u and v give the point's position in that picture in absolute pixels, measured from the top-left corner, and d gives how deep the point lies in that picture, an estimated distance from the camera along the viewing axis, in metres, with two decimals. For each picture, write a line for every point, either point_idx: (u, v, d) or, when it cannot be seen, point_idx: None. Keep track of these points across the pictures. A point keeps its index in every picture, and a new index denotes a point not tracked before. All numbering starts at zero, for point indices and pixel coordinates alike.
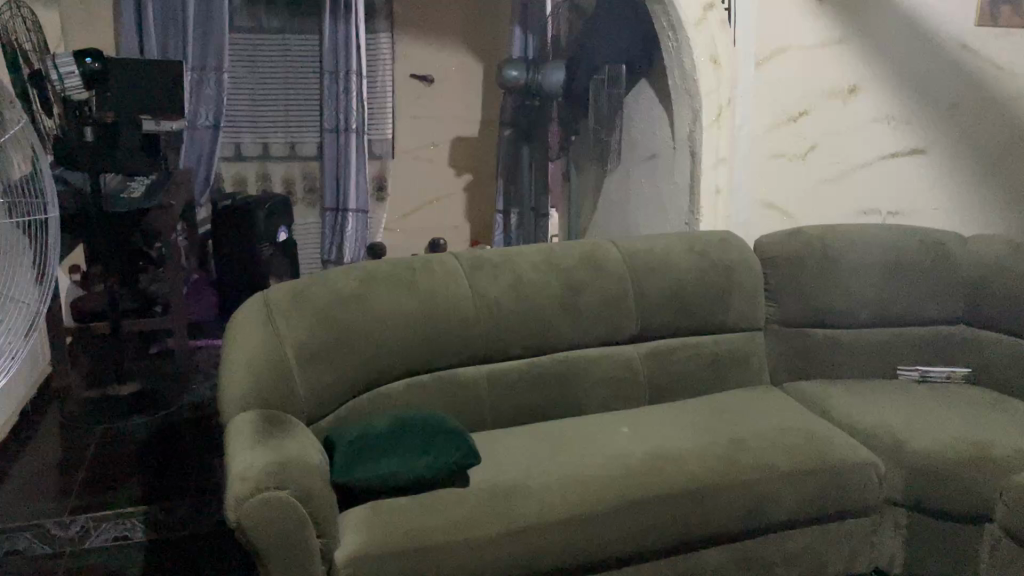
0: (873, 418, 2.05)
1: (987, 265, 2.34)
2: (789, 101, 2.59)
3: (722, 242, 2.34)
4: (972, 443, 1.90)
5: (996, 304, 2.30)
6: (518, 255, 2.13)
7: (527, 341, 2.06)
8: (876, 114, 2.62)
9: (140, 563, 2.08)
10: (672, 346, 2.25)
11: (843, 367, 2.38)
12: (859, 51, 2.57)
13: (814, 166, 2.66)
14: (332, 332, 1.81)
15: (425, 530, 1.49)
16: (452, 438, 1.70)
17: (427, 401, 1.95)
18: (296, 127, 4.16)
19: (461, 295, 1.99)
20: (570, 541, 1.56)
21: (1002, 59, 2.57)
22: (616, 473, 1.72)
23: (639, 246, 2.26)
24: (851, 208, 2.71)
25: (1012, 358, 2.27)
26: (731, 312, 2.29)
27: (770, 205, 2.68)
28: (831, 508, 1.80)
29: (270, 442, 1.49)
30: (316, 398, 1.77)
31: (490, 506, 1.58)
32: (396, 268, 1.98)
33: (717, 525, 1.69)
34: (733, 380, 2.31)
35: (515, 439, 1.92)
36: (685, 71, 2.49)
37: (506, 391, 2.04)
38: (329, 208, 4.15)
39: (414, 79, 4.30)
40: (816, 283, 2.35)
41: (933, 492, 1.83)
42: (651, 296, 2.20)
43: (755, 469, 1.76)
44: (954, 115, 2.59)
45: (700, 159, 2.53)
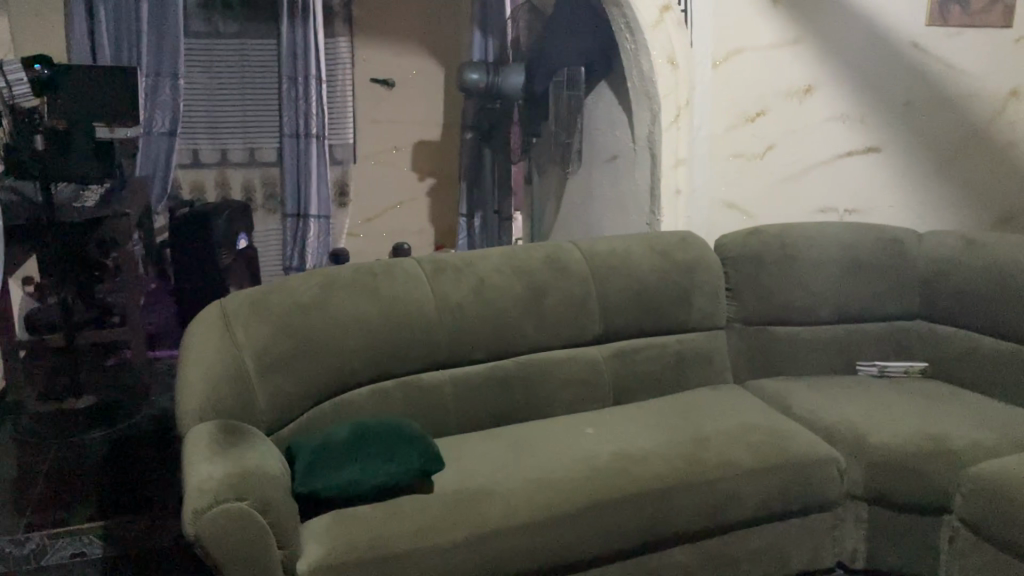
0: (833, 413, 2.08)
1: (942, 261, 2.39)
2: (746, 102, 2.60)
3: (683, 242, 2.36)
4: (929, 436, 1.93)
5: (950, 299, 2.35)
6: (481, 258, 2.13)
7: (492, 345, 2.05)
8: (832, 113, 2.66)
9: None
10: (636, 346, 2.25)
11: (804, 364, 2.41)
12: (814, 52, 2.60)
13: (772, 166, 2.67)
14: (292, 339, 1.79)
15: (389, 538, 1.48)
16: (415, 444, 1.69)
17: (390, 407, 1.93)
18: (255, 133, 4.11)
19: (424, 299, 1.98)
20: (537, 543, 1.55)
21: (951, 58, 2.64)
22: (581, 474, 1.72)
23: (601, 247, 2.26)
24: (810, 207, 2.74)
25: (967, 351, 2.31)
26: (694, 312, 2.31)
27: (730, 205, 2.69)
28: (795, 503, 1.82)
29: (229, 453, 1.47)
30: (277, 408, 1.74)
31: (455, 512, 1.57)
32: (357, 273, 1.97)
33: (683, 524, 1.70)
34: (697, 378, 2.33)
35: (480, 443, 1.91)
36: (644, 73, 2.51)
37: (470, 395, 2.03)
38: (290, 214, 4.09)
39: (374, 83, 4.27)
40: (776, 281, 2.37)
41: (894, 484, 1.85)
42: (614, 297, 2.20)
43: (718, 467, 1.77)
44: (908, 111, 2.66)
45: (659, 160, 2.55)
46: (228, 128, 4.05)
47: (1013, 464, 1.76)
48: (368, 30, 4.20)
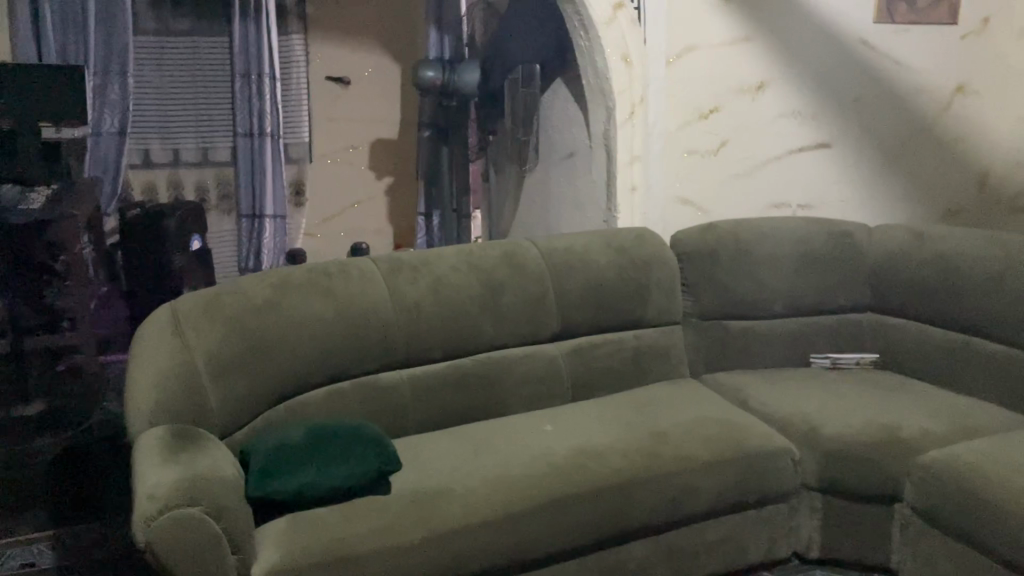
0: (788, 405, 2.11)
1: (891, 254, 2.44)
2: (699, 99, 2.63)
3: (638, 239, 2.38)
4: (881, 426, 1.97)
5: (899, 292, 2.40)
6: (437, 256, 2.12)
7: (449, 344, 2.04)
8: (783, 109, 2.69)
9: (56, 567, 1.96)
10: (594, 343, 2.26)
11: (758, 357, 2.44)
12: (766, 49, 2.63)
13: (725, 162, 2.70)
14: (245, 341, 1.76)
15: (347, 541, 1.46)
16: (372, 444, 1.68)
17: (348, 408, 1.91)
18: (208, 131, 4.03)
19: (380, 298, 1.97)
20: (495, 542, 1.55)
21: (898, 54, 2.69)
22: (540, 471, 1.72)
23: (558, 244, 2.27)
24: (764, 202, 2.77)
25: (916, 342, 2.37)
26: (651, 307, 2.33)
27: (685, 200, 2.71)
28: (751, 494, 1.84)
29: (181, 458, 1.44)
30: (230, 411, 1.71)
31: (413, 512, 1.56)
32: (312, 274, 1.94)
33: (642, 518, 1.71)
34: (654, 373, 2.34)
35: (438, 443, 1.90)
36: (598, 71, 2.52)
37: (428, 395, 2.02)
38: (245, 214, 4.05)
39: (329, 82, 4.23)
40: (730, 276, 2.40)
41: (847, 474, 1.88)
42: (572, 293, 2.21)
43: (676, 460, 1.79)
44: (858, 106, 2.71)
45: (615, 157, 2.57)
46: (180, 127, 3.98)
47: (961, 452, 1.80)
48: (322, 28, 4.16)
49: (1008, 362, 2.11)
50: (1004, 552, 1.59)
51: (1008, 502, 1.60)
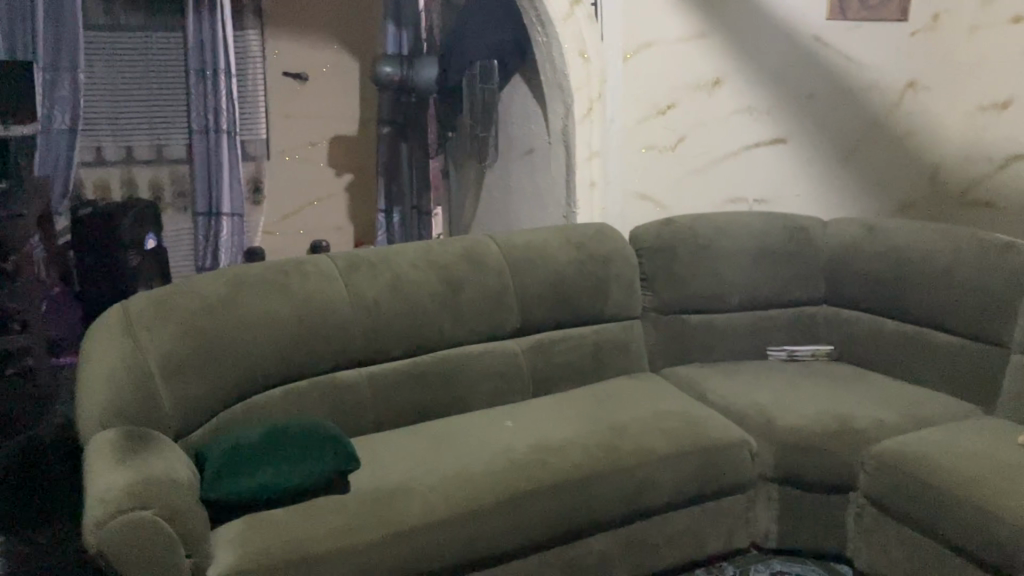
0: (746, 398, 2.14)
1: (845, 248, 2.48)
2: (656, 95, 2.65)
3: (598, 234, 2.38)
4: (835, 417, 2.00)
5: (853, 285, 2.44)
6: (396, 253, 2.11)
7: (409, 341, 2.03)
8: (739, 106, 2.72)
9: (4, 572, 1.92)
10: (554, 339, 2.27)
11: (716, 351, 2.47)
12: (721, 46, 2.66)
13: (683, 157, 2.73)
14: (200, 340, 1.74)
15: (305, 541, 1.45)
16: (331, 443, 1.66)
17: (306, 407, 1.89)
18: (162, 128, 3.96)
19: (338, 296, 1.95)
20: (454, 539, 1.55)
21: (851, 51, 2.73)
22: (499, 468, 1.72)
23: (517, 240, 2.27)
24: (721, 197, 2.80)
25: (870, 334, 2.41)
26: (610, 302, 2.34)
27: (643, 196, 2.73)
28: (708, 486, 1.86)
29: (133, 460, 1.42)
30: (184, 412, 1.69)
31: (372, 511, 1.55)
32: (268, 272, 1.92)
33: (602, 512, 1.72)
34: (614, 368, 2.35)
35: (398, 441, 1.89)
36: (555, 66, 2.52)
37: (388, 392, 2.00)
38: (202, 212, 3.96)
39: (286, 78, 4.13)
40: (689, 271, 2.42)
41: (803, 464, 1.91)
42: (532, 289, 2.21)
43: (635, 454, 1.80)
44: (812, 103, 2.75)
45: (574, 154, 2.58)
46: (133, 124, 3.90)
47: (913, 441, 1.84)
48: (279, 23, 4.07)
49: (958, 352, 2.16)
50: (955, 539, 1.63)
51: (959, 490, 1.64)
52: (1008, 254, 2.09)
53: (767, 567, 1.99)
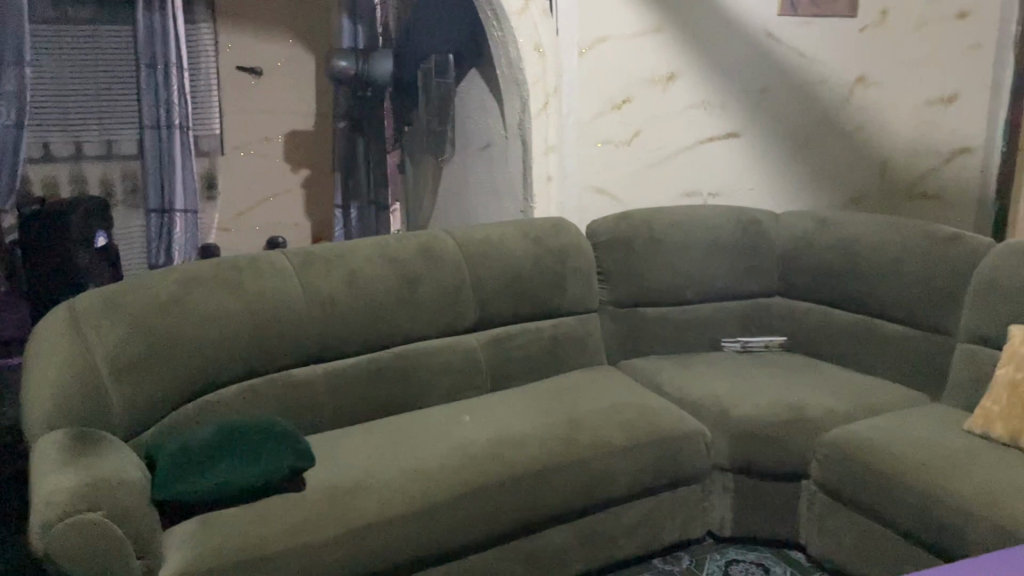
0: (701, 389, 2.16)
1: (796, 240, 2.52)
2: (612, 90, 2.65)
3: (555, 228, 2.39)
4: (788, 406, 2.03)
5: (804, 276, 2.49)
6: (351, 248, 2.09)
7: (365, 337, 2.02)
8: (692, 100, 2.75)
9: None
10: (512, 333, 2.27)
11: (672, 343, 2.50)
12: (674, 41, 2.68)
13: (638, 152, 2.74)
14: (150, 339, 1.71)
15: (259, 540, 1.44)
16: (285, 441, 1.65)
17: (260, 405, 1.87)
18: (112, 124, 3.87)
19: (292, 293, 1.93)
20: (411, 535, 1.55)
21: (801, 47, 2.76)
22: (457, 462, 1.72)
23: (473, 235, 2.27)
24: (676, 190, 2.82)
25: (822, 325, 2.45)
26: (567, 296, 2.35)
27: (600, 190, 2.74)
28: (664, 477, 1.88)
29: (82, 461, 1.39)
30: (135, 412, 1.66)
31: (328, 507, 1.54)
32: (220, 268, 1.90)
33: (558, 504, 1.73)
34: (572, 361, 2.36)
35: (355, 437, 1.88)
36: (510, 61, 2.52)
37: (345, 389, 1.99)
38: (154, 209, 3.82)
39: (240, 73, 4.03)
40: (645, 264, 2.44)
41: (757, 453, 1.94)
42: (489, 284, 2.21)
43: (592, 447, 1.81)
44: (764, 97, 2.79)
45: (531, 148, 2.59)
46: (82, 120, 3.80)
47: (863, 429, 1.88)
48: (232, 17, 3.97)
49: (907, 341, 2.21)
50: (904, 524, 1.67)
51: (906, 475, 1.68)
52: (953, 246, 2.15)
53: (722, 555, 2.02)
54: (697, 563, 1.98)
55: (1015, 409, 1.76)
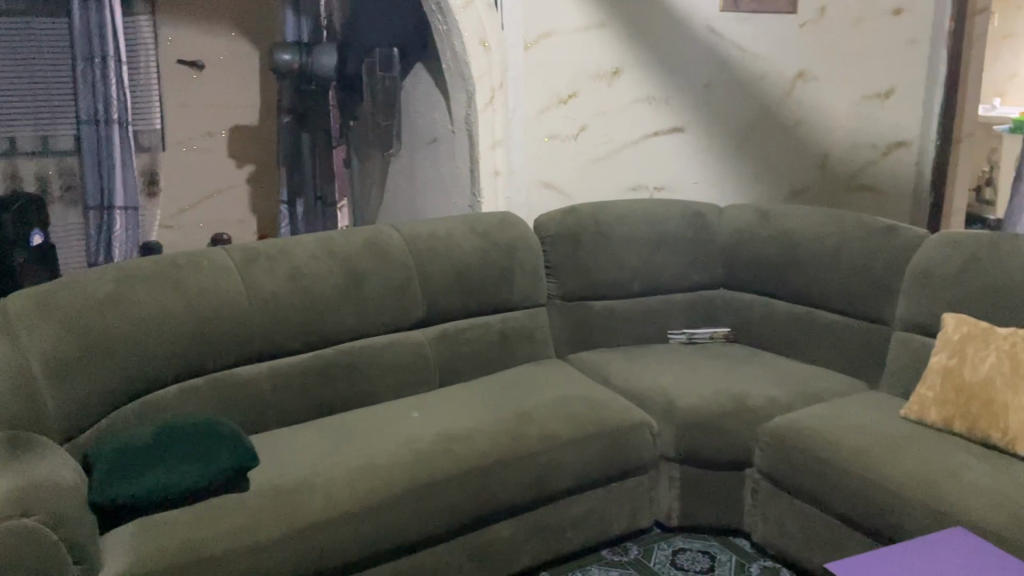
0: (647, 380, 2.19)
1: (739, 233, 2.56)
2: (558, 84, 2.67)
3: (503, 223, 2.39)
4: (731, 396, 2.07)
5: (747, 268, 2.53)
6: (295, 244, 2.06)
7: (310, 334, 2.00)
8: (638, 95, 2.77)
9: None
10: (459, 328, 2.26)
11: (619, 335, 2.52)
12: (618, 35, 2.70)
13: (585, 146, 2.76)
14: (86, 339, 1.66)
15: (201, 541, 1.41)
16: (227, 441, 1.62)
17: (201, 405, 1.84)
18: (47, 115, 3.13)
19: (234, 291, 1.90)
20: (357, 532, 1.54)
21: (743, 41, 2.80)
22: (405, 457, 1.71)
23: (420, 230, 2.25)
24: (622, 184, 2.85)
25: (764, 316, 2.49)
26: (515, 290, 2.35)
27: (547, 184, 2.75)
28: (612, 468, 1.90)
29: (11, 465, 1.34)
30: (70, 414, 1.60)
31: (272, 507, 1.52)
32: (158, 266, 1.86)
33: (507, 497, 1.74)
34: (520, 355, 2.37)
35: (300, 436, 1.86)
36: (456, 55, 2.51)
37: (289, 386, 1.96)
38: (91, 206, 2.99)
39: (180, 66, 3.43)
40: (592, 258, 2.46)
41: (702, 443, 1.97)
42: (436, 279, 2.21)
43: (540, 440, 1.82)
44: (707, 92, 2.83)
45: (477, 142, 2.58)
46: (11, 107, 3.08)
47: (803, 417, 1.92)
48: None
49: (845, 331, 2.26)
50: (845, 510, 1.70)
51: (846, 462, 1.72)
52: (889, 237, 2.20)
53: (669, 544, 2.04)
54: (645, 553, 2.00)
55: (948, 396, 1.82)
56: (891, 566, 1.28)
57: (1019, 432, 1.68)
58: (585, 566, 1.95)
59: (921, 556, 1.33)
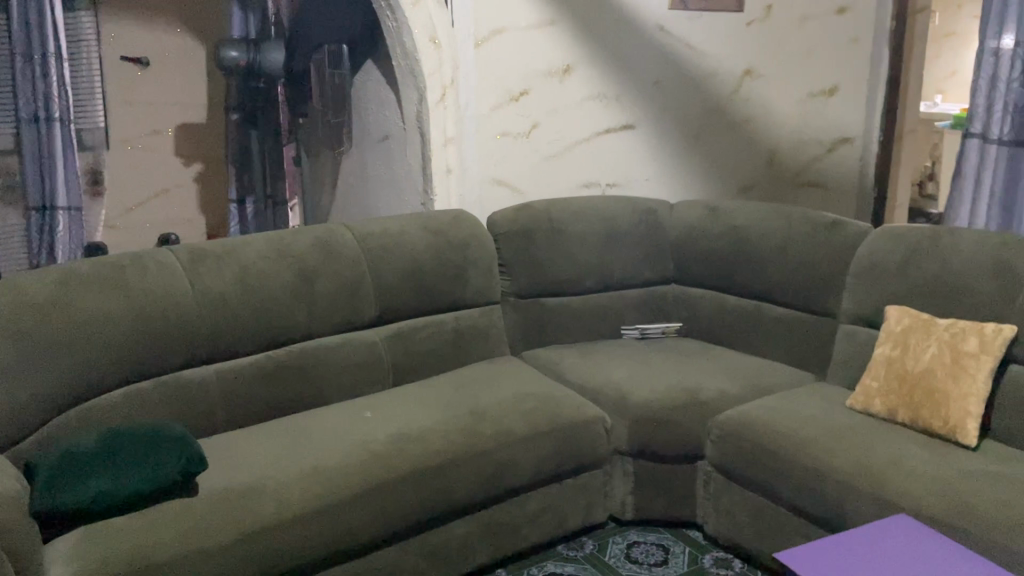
0: (600, 376, 2.21)
1: (689, 229, 2.59)
2: (509, 81, 2.67)
3: (455, 221, 2.39)
4: (683, 389, 2.09)
5: (698, 264, 2.56)
6: (244, 244, 2.03)
7: (260, 335, 1.98)
8: (589, 93, 2.79)
9: None
10: (412, 327, 2.25)
11: (572, 332, 2.53)
12: (569, 33, 2.71)
13: (537, 143, 2.77)
14: (25, 343, 1.62)
15: (148, 548, 1.39)
16: (177, 445, 1.59)
17: (148, 409, 1.80)
18: None
19: (181, 293, 1.87)
20: (310, 533, 1.53)
21: (691, 39, 2.83)
22: (358, 458, 1.70)
23: (372, 228, 2.24)
24: (575, 181, 2.86)
25: (715, 310, 2.53)
26: (469, 288, 2.35)
27: (499, 180, 2.76)
28: (566, 464, 1.91)
29: None
30: (9, 420, 1.56)
31: (222, 511, 1.50)
32: (102, 267, 1.81)
33: (461, 495, 1.74)
34: (474, 354, 2.36)
35: (251, 438, 1.83)
36: (406, 52, 2.50)
37: (239, 388, 1.93)
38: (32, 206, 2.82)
39: (123, 62, 3.30)
40: (545, 255, 2.46)
41: (655, 437, 1.99)
42: (388, 277, 2.19)
43: (495, 438, 1.82)
44: (657, 89, 2.85)
45: (429, 140, 2.57)
46: None
47: (753, 410, 1.95)
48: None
49: (793, 325, 2.31)
50: (794, 500, 1.74)
51: (795, 453, 1.75)
52: (835, 231, 2.25)
53: (624, 538, 2.06)
54: (600, 547, 2.02)
55: (892, 385, 1.86)
56: (847, 567, 1.27)
57: (959, 420, 1.73)
58: (541, 562, 1.96)
59: (878, 555, 1.32)
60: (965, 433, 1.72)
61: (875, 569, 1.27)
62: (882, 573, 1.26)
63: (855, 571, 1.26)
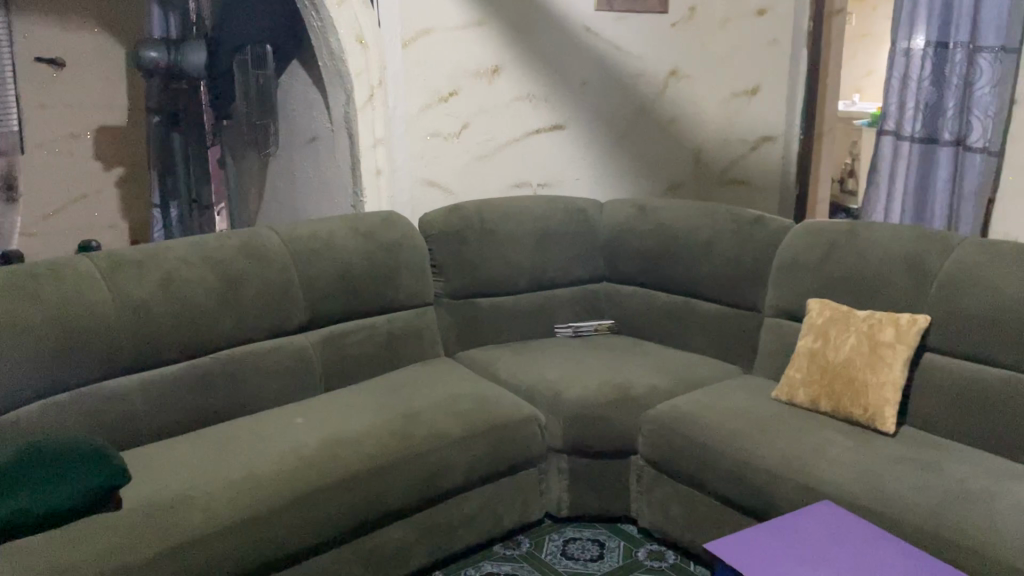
0: (534, 375, 2.22)
1: (619, 227, 2.62)
2: (438, 82, 2.66)
3: (386, 222, 2.37)
4: (614, 386, 2.12)
5: (628, 262, 2.59)
6: (166, 250, 1.98)
7: (185, 342, 1.93)
8: (517, 93, 2.80)
9: None
10: (343, 330, 2.23)
11: (505, 331, 2.54)
12: (496, 33, 2.72)
13: (468, 143, 2.77)
14: None
15: (67, 566, 1.34)
16: (94, 460, 1.53)
17: (68, 422, 1.74)
18: None
19: (101, 300, 1.81)
20: (241, 543, 1.50)
21: (617, 40, 2.86)
22: (290, 465, 1.67)
23: (300, 230, 2.21)
24: (506, 181, 2.87)
25: (646, 307, 2.56)
26: (401, 290, 2.34)
27: (430, 181, 2.74)
28: (501, 464, 1.92)
29: None
30: None
31: (147, 524, 1.46)
32: (15, 276, 1.74)
33: (396, 497, 1.73)
34: (407, 356, 2.35)
35: (178, 449, 1.79)
36: (333, 52, 2.46)
37: (164, 398, 1.88)
38: None
39: (37, 64, 3.04)
40: (477, 256, 2.47)
41: (589, 434, 2.00)
42: (317, 281, 2.17)
43: (429, 440, 1.82)
44: (584, 90, 2.88)
45: (358, 141, 2.56)
46: None
47: (683, 404, 1.99)
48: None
49: (721, 319, 2.36)
50: (724, 492, 1.77)
51: (725, 445, 1.79)
52: (758, 227, 2.31)
53: (559, 535, 2.08)
54: (537, 545, 2.03)
55: (815, 376, 1.92)
56: (778, 564, 1.28)
57: (877, 408, 1.80)
58: (478, 562, 1.96)
59: (808, 548, 1.34)
60: (883, 420, 1.79)
61: (802, 556, 1.31)
62: (808, 559, 1.30)
63: (785, 570, 1.27)
